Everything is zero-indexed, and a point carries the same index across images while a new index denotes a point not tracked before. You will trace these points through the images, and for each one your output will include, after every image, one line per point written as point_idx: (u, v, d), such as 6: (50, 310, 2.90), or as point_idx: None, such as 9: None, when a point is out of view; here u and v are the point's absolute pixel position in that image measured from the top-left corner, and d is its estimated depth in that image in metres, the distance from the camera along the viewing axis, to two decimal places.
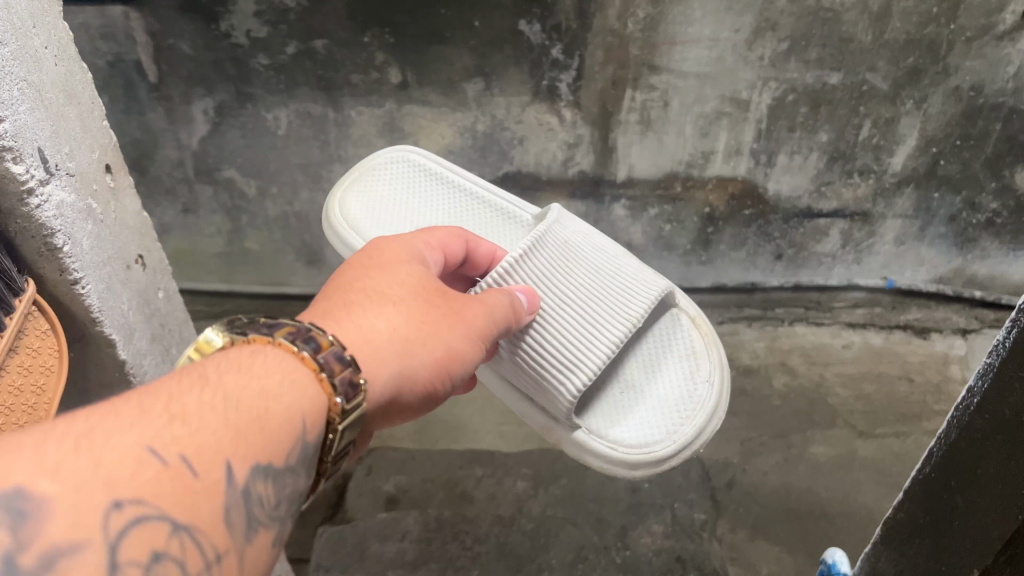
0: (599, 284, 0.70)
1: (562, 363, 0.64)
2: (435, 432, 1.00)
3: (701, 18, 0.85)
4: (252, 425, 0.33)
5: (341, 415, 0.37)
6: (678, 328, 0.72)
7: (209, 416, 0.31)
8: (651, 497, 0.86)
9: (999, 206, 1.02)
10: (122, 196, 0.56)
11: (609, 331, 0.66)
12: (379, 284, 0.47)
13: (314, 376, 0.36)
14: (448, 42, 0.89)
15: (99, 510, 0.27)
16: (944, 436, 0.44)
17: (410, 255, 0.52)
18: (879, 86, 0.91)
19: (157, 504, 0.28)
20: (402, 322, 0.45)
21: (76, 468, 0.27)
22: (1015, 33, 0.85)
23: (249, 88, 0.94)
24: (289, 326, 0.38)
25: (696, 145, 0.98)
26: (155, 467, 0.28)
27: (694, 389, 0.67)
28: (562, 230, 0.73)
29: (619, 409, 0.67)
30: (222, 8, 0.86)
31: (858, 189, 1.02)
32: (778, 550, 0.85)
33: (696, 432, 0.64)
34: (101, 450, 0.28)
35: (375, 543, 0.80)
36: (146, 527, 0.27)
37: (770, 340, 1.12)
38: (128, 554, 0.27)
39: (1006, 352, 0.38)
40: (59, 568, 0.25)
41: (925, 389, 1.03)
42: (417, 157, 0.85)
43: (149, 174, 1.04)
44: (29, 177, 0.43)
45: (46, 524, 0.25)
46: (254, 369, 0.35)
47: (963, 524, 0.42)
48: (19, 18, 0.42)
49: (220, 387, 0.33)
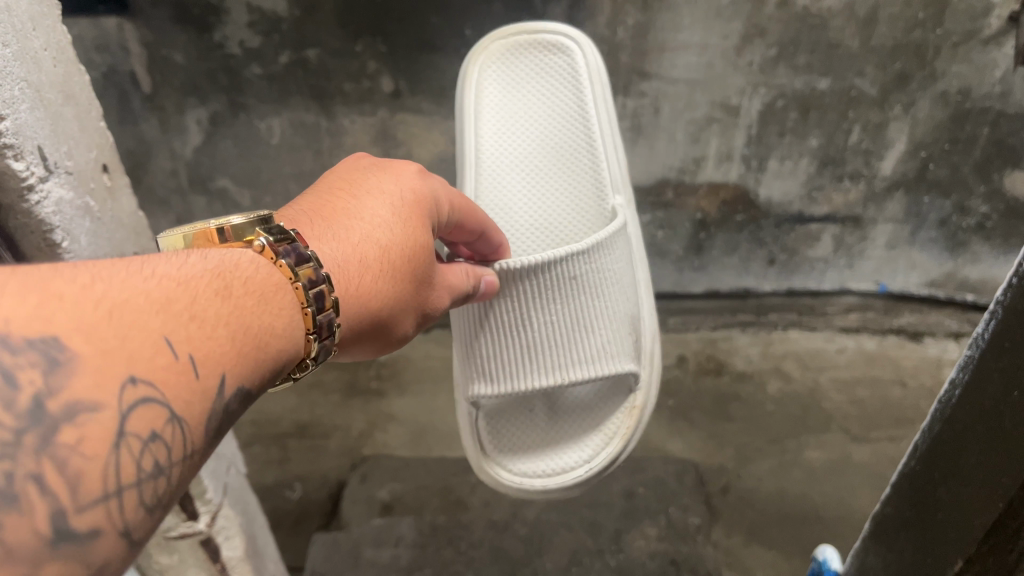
0: (579, 318, 0.67)
1: (481, 370, 0.66)
2: (430, 440, 1.00)
3: (690, 25, 0.86)
4: (253, 347, 0.30)
5: (304, 370, 0.35)
6: (613, 405, 0.70)
7: (221, 326, 0.29)
8: (646, 502, 0.85)
9: (989, 210, 1.02)
10: (119, 195, 0.56)
11: (526, 375, 0.66)
12: (383, 235, 0.44)
13: (303, 334, 0.34)
14: (439, 51, 0.89)
15: (116, 377, 0.24)
16: (929, 429, 0.45)
17: (430, 214, 0.49)
18: (867, 91, 0.91)
19: (166, 389, 0.25)
20: (399, 287, 0.44)
21: (105, 337, 0.25)
22: (1000, 38, 0.85)
23: (242, 98, 0.94)
24: (313, 268, 0.35)
25: (687, 152, 0.98)
26: (168, 356, 0.26)
27: (602, 451, 0.68)
28: (608, 258, 0.67)
29: (522, 442, 0.70)
30: (215, 18, 0.87)
31: (849, 194, 1.03)
32: (772, 555, 0.85)
33: (575, 484, 0.67)
34: (126, 324, 0.25)
35: (369, 549, 0.81)
36: (156, 407, 0.25)
37: (764, 345, 1.10)
38: (134, 425, 0.24)
39: (984, 344, 0.38)
40: (75, 423, 0.23)
41: (920, 394, 1.02)
42: (583, 51, 0.77)
43: (143, 184, 1.05)
44: (30, 174, 0.43)
45: (71, 378, 0.23)
46: (262, 304, 0.32)
47: (948, 515, 0.42)
48: (19, 20, 0.43)
49: (235, 304, 0.30)
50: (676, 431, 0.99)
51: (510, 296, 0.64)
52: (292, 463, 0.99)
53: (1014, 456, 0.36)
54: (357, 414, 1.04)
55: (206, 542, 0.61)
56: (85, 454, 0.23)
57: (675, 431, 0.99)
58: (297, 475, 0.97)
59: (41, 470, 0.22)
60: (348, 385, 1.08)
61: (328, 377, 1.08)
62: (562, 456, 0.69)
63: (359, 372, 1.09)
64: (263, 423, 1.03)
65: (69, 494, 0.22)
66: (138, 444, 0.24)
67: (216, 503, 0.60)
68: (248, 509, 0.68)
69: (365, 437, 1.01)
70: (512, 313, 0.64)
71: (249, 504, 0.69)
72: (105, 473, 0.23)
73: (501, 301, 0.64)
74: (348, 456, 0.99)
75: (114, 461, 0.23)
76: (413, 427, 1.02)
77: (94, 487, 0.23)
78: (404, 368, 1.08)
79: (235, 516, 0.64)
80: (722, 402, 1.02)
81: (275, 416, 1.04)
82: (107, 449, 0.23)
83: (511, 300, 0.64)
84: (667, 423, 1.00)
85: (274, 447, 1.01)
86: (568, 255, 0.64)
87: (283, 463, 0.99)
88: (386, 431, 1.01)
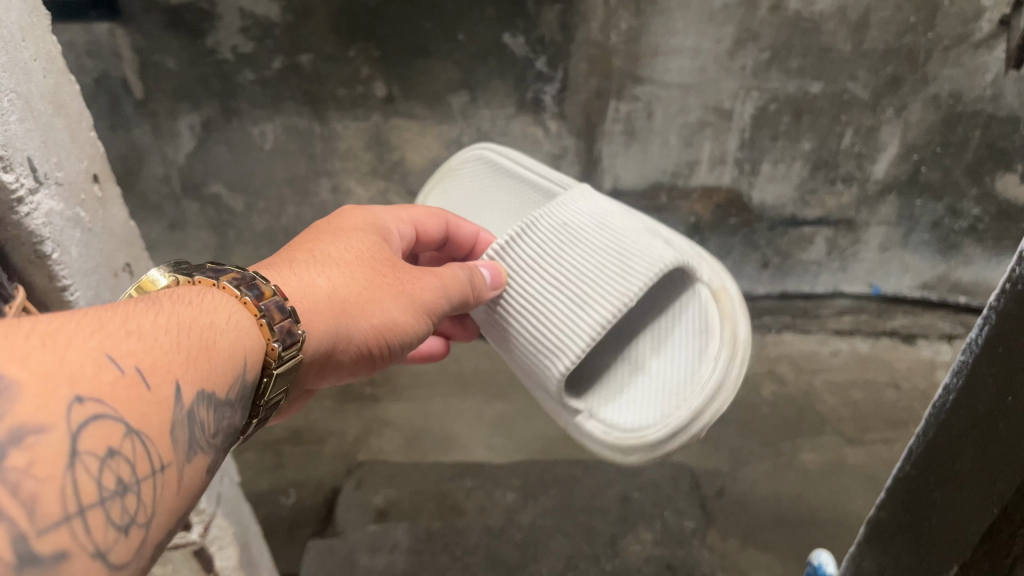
0: (599, 251, 0.57)
1: (546, 350, 0.55)
2: (425, 444, 1.00)
3: (684, 29, 0.86)
4: (200, 353, 0.32)
5: (277, 357, 0.37)
6: (693, 304, 0.56)
7: (163, 336, 0.30)
8: (641, 507, 0.85)
9: (981, 212, 1.02)
10: (110, 206, 0.56)
11: (587, 318, 0.54)
12: (320, 246, 0.48)
13: (254, 321, 0.37)
14: (433, 55, 0.89)
15: (62, 397, 0.24)
16: (922, 434, 0.45)
17: (370, 223, 0.54)
18: (859, 94, 0.91)
19: (114, 404, 0.26)
20: (349, 278, 0.47)
21: (42, 360, 0.24)
22: (992, 41, 0.86)
23: (235, 104, 0.94)
24: (232, 272, 0.38)
25: (680, 155, 0.98)
26: (112, 372, 0.26)
27: (712, 346, 0.54)
28: (584, 200, 0.62)
29: (641, 399, 0.56)
30: (208, 24, 0.87)
31: (842, 197, 1.03)
32: (768, 559, 0.85)
33: (715, 386, 0.52)
34: (62, 348, 0.25)
35: (365, 555, 0.80)
36: (106, 422, 0.25)
37: (758, 348, 1.10)
38: (89, 441, 0.24)
39: (977, 349, 0.38)
40: (24, 447, 0.22)
41: (913, 396, 1.02)
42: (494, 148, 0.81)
43: (136, 190, 1.04)
44: (20, 186, 0.42)
45: (15, 402, 0.23)
46: (197, 311, 0.34)
47: (944, 519, 0.42)
48: (8, 31, 0.42)
49: (171, 316, 0.32)
50: None
51: (514, 280, 0.58)
52: (287, 469, 0.99)
53: (1010, 461, 0.36)
54: (352, 419, 1.04)
55: (199, 552, 0.61)
56: (38, 476, 0.23)
57: None
58: (292, 481, 0.97)
59: None
60: (342, 391, 1.08)
61: None
62: (679, 378, 0.55)
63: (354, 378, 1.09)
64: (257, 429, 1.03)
65: (28, 520, 0.22)
66: (95, 461, 0.24)
67: (208, 513, 0.59)
68: (243, 517, 0.68)
69: (360, 443, 1.01)
70: (528, 283, 0.57)
71: (243, 512, 0.69)
72: (64, 494, 0.23)
73: (511, 286, 0.58)
74: (343, 461, 0.99)
75: (71, 480, 0.23)
76: (409, 431, 1.01)
77: (53, 510, 0.23)
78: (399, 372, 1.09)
79: (229, 526, 0.64)
80: None
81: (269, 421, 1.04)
82: (62, 470, 0.23)
83: (524, 275, 0.58)
84: None
85: (268, 453, 1.00)
86: (542, 214, 0.60)
87: (277, 470, 0.99)
88: (381, 436, 1.01)
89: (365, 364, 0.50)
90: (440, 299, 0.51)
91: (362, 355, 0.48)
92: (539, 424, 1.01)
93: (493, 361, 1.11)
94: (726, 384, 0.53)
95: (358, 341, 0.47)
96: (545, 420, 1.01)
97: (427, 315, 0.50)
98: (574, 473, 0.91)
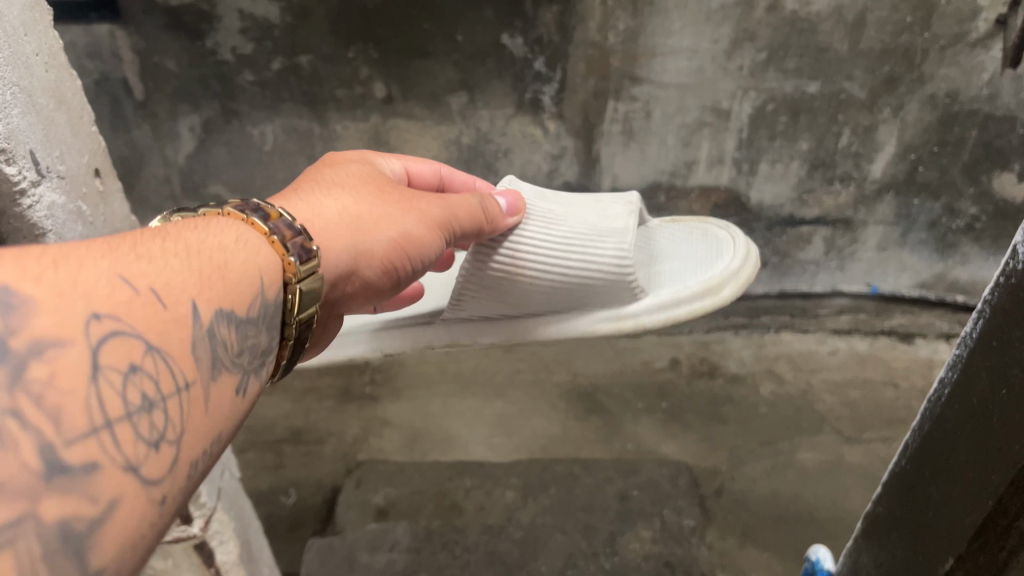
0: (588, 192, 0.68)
1: (597, 237, 0.60)
2: (425, 444, 0.99)
3: (680, 30, 0.86)
4: (214, 274, 0.32)
5: (296, 273, 0.37)
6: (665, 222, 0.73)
7: (172, 260, 0.30)
8: (640, 505, 0.85)
9: (978, 212, 1.02)
10: (110, 199, 0.56)
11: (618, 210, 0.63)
12: (319, 177, 0.49)
13: (264, 240, 0.37)
14: (431, 56, 0.89)
15: (77, 315, 0.24)
16: (918, 429, 0.45)
17: (360, 160, 0.54)
18: (857, 94, 0.92)
19: (132, 321, 0.26)
20: (352, 198, 0.47)
21: (56, 280, 0.24)
22: (987, 41, 0.86)
23: (235, 105, 0.95)
24: (235, 201, 0.38)
25: (679, 155, 0.99)
26: (127, 291, 0.26)
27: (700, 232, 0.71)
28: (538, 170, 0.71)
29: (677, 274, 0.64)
30: (209, 26, 0.87)
31: (839, 197, 1.03)
32: (766, 557, 0.85)
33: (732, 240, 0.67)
34: (73, 270, 0.25)
35: (365, 553, 0.81)
36: (124, 338, 0.25)
37: (756, 348, 1.11)
38: (108, 357, 0.24)
39: (972, 342, 0.39)
40: (44, 358, 0.22)
41: (911, 394, 1.03)
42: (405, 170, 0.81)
43: (136, 191, 1.05)
44: (22, 178, 0.43)
45: (30, 316, 0.23)
46: (201, 234, 0.34)
47: (938, 513, 0.42)
48: (10, 25, 0.43)
49: (177, 242, 0.32)
50: (669, 434, 0.99)
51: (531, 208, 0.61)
52: (287, 469, 0.99)
53: (1003, 454, 0.36)
54: (352, 419, 1.04)
55: (200, 546, 0.61)
56: (60, 388, 0.22)
57: (669, 434, 0.99)
58: (292, 481, 0.97)
59: (16, 404, 0.21)
60: (342, 391, 1.09)
61: (323, 384, 1.10)
62: (690, 253, 0.68)
63: (354, 379, 1.10)
64: (257, 429, 1.04)
65: (54, 430, 0.22)
66: (119, 376, 0.24)
67: (209, 508, 0.60)
68: (243, 514, 0.69)
69: (359, 443, 1.01)
70: (545, 205, 0.62)
71: (245, 508, 0.69)
72: (88, 407, 0.23)
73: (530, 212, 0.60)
74: (342, 461, 0.99)
75: (95, 393, 0.23)
76: (408, 432, 1.01)
77: (80, 422, 0.22)
78: (398, 373, 1.10)
79: (230, 522, 0.64)
80: (715, 404, 1.03)
81: (269, 422, 1.05)
82: (84, 383, 0.23)
83: (539, 200, 0.62)
84: (661, 425, 1.00)
85: (268, 453, 1.01)
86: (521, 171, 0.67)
87: (277, 470, 0.99)
88: (381, 435, 1.01)
89: (395, 285, 0.50)
90: (454, 212, 0.51)
91: (390, 275, 0.48)
92: (538, 423, 1.01)
93: (493, 360, 1.11)
94: (733, 240, 0.67)
95: (376, 257, 0.47)
96: (544, 419, 1.02)
97: (436, 234, 0.50)
98: (573, 472, 0.91)
